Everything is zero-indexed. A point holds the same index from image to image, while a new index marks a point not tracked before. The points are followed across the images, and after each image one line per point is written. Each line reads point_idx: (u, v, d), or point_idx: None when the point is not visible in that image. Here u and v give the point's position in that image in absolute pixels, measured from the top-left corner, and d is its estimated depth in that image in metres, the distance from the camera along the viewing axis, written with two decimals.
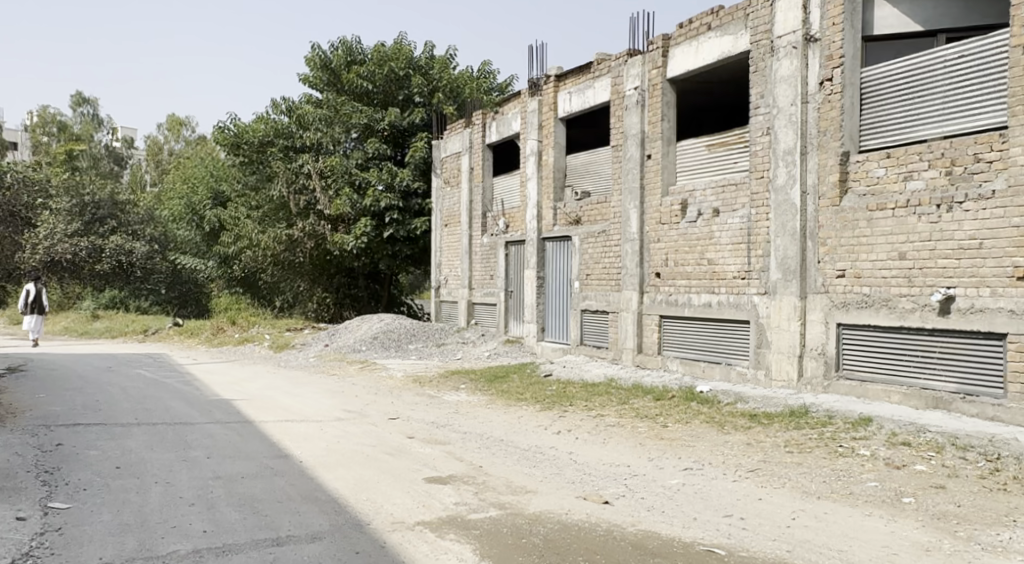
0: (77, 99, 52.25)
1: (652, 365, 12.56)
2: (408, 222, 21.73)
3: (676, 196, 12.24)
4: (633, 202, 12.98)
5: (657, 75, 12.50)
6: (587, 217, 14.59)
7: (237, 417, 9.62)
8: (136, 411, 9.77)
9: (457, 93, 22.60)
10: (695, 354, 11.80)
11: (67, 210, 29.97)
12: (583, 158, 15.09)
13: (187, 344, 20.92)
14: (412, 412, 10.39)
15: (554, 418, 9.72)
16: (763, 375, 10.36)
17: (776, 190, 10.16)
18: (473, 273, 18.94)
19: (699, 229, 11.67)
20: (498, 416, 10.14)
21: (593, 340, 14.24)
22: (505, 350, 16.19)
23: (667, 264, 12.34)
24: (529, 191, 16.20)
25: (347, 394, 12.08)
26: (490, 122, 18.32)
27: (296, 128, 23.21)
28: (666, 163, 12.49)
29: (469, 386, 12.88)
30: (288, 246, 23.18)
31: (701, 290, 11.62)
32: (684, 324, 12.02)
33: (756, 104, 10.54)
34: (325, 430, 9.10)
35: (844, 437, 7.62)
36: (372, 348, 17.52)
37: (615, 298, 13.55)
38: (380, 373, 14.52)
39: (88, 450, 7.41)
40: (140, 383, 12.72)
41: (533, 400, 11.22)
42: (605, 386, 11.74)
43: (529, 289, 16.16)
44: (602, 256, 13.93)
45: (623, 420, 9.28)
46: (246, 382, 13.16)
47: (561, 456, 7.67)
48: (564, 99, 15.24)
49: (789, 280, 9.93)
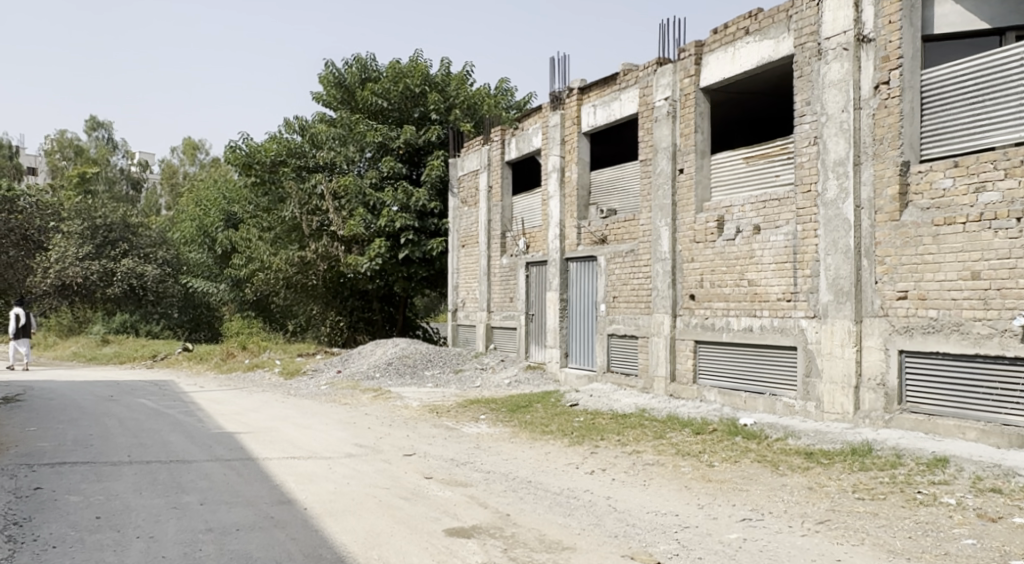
0: (92, 124, 52.25)
1: (687, 395, 11.66)
2: (424, 242, 20.95)
3: (711, 213, 11.44)
4: (664, 219, 12.18)
5: (689, 83, 11.75)
6: (613, 236, 13.80)
7: (240, 454, 8.82)
8: (131, 447, 8.99)
9: (474, 110, 21.98)
10: (734, 382, 10.91)
11: (79, 233, 29.41)
12: (609, 174, 14.32)
13: (195, 371, 20.22)
14: (429, 447, 9.55)
15: (586, 455, 8.85)
16: (813, 407, 9.47)
17: (826, 204, 9.33)
18: (491, 296, 18.15)
19: (739, 247, 10.85)
20: (524, 451, 9.27)
21: (621, 367, 13.38)
22: (526, 376, 15.33)
23: (703, 285, 11.50)
24: (551, 209, 15.45)
25: (359, 425, 11.27)
26: (510, 138, 17.62)
27: (309, 147, 22.63)
28: (700, 177, 11.69)
29: (489, 416, 12.03)
30: (300, 268, 22.52)
31: (741, 313, 10.77)
32: (722, 350, 11.16)
33: (801, 112, 9.75)
34: (335, 468, 8.28)
35: (920, 481, 6.71)
36: (386, 374, 16.72)
37: (645, 322, 12.69)
38: (394, 402, 13.69)
39: (68, 496, 6.63)
40: (138, 413, 11.95)
41: (560, 433, 10.35)
42: (637, 417, 10.86)
43: (551, 313, 15.35)
44: (631, 278, 13.10)
45: (662, 458, 8.40)
46: (253, 412, 12.38)
47: (598, 501, 6.80)
48: (588, 113, 14.51)
49: (841, 302, 9.07)
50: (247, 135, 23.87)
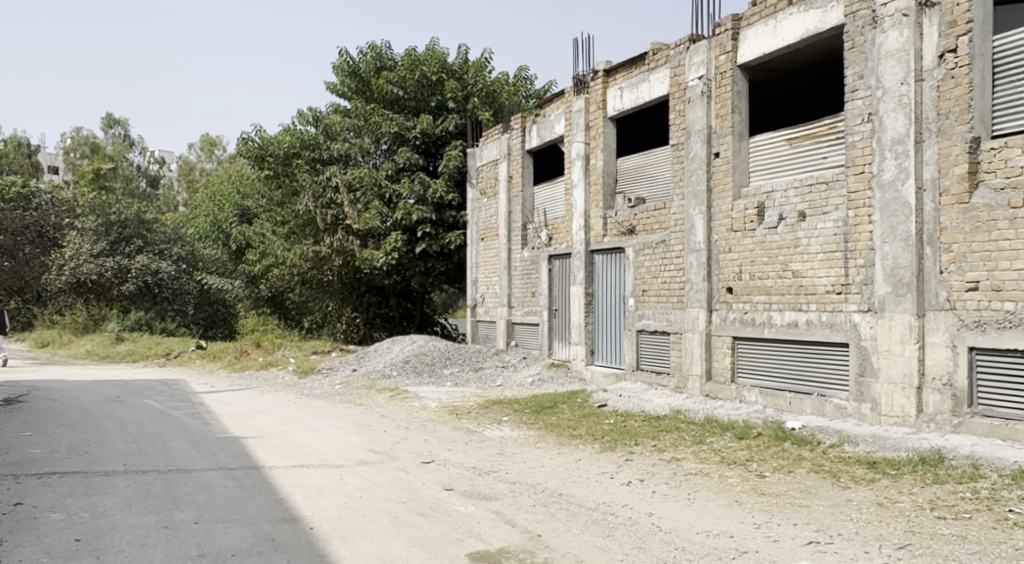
0: (107, 121, 52.15)
1: (725, 395, 10.86)
2: (442, 236, 20.26)
3: (750, 199, 10.63)
4: (698, 207, 11.38)
5: (726, 60, 10.93)
6: (642, 226, 12.99)
7: (245, 462, 8.15)
8: (129, 455, 8.32)
9: (494, 98, 21.21)
10: (778, 382, 10.09)
11: (93, 229, 29.28)
12: (636, 161, 13.52)
13: (208, 369, 19.72)
14: (448, 454, 8.83)
15: (620, 463, 8.09)
16: (869, 409, 8.65)
17: (882, 187, 8.50)
18: (512, 290, 17.39)
19: (782, 236, 10.03)
20: (551, 459, 8.52)
21: (652, 365, 12.60)
22: (550, 375, 14.59)
23: (741, 278, 10.70)
24: (575, 199, 14.68)
25: (374, 429, 10.57)
26: (531, 126, 16.85)
27: (323, 139, 22.00)
28: (737, 161, 10.89)
29: (512, 418, 11.28)
30: (315, 263, 21.91)
31: (784, 308, 9.96)
32: (763, 348, 10.36)
33: (853, 87, 8.90)
34: (347, 478, 7.58)
35: (1007, 497, 5.91)
36: (404, 372, 16.02)
37: (678, 317, 11.90)
38: (412, 402, 12.97)
39: (49, 513, 5.97)
40: (143, 416, 11.33)
41: (589, 437, 9.60)
42: (671, 420, 10.08)
43: (576, 308, 14.59)
44: (661, 271, 12.31)
45: (706, 467, 7.63)
46: (262, 414, 11.71)
47: (640, 519, 6.05)
48: (614, 96, 13.72)
49: (901, 294, 8.25)
50: (260, 127, 23.21)
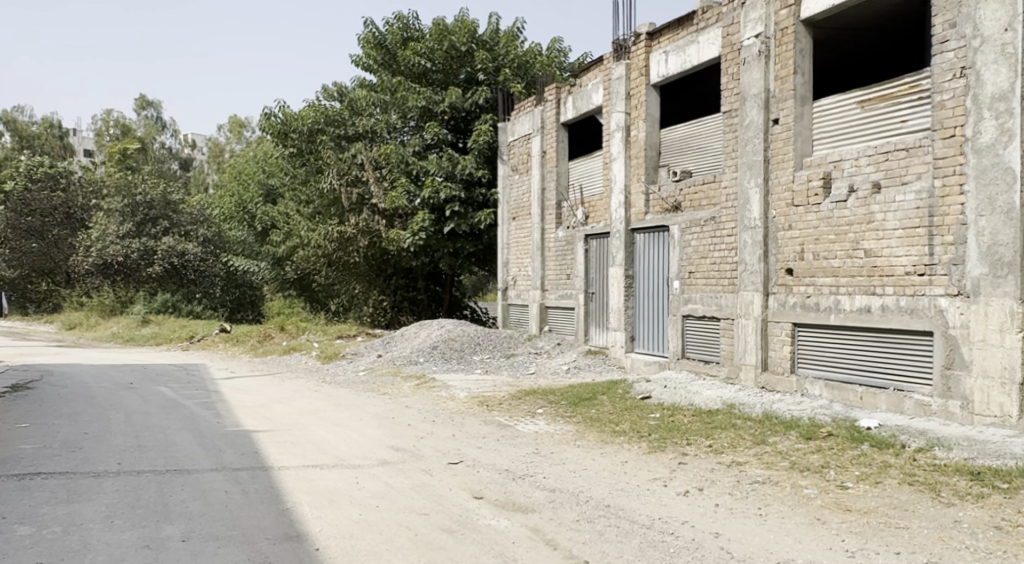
0: (141, 103, 52.14)
1: (784, 387, 9.82)
2: (471, 215, 19.25)
3: (814, 170, 9.53)
4: (754, 180, 10.29)
5: (788, 14, 9.81)
6: (688, 202, 11.93)
7: (254, 462, 7.32)
8: (125, 452, 7.51)
9: (526, 70, 20.21)
10: (846, 374, 9.04)
11: (119, 210, 28.81)
12: (682, 131, 12.44)
13: (230, 354, 18.99)
14: (477, 452, 7.95)
15: (672, 467, 7.12)
16: (958, 407, 7.61)
17: (978, 152, 7.45)
18: (546, 272, 16.40)
19: (852, 210, 8.95)
20: (594, 460, 7.58)
21: (699, 353, 11.58)
22: (587, 363, 13.63)
23: (803, 258, 9.62)
24: (614, 173, 13.63)
25: (397, 422, 9.70)
26: (566, 97, 15.81)
27: (349, 114, 21.14)
28: (799, 128, 9.78)
29: (547, 411, 10.35)
30: (340, 244, 21.06)
31: (854, 291, 8.89)
32: (827, 336, 9.31)
33: (942, 37, 7.76)
34: (366, 482, 6.73)
35: None
36: (432, 358, 15.15)
37: (729, 302, 10.86)
38: (440, 392, 12.08)
39: (16, 527, 5.16)
40: (151, 406, 10.55)
41: (634, 435, 8.63)
42: (725, 416, 9.08)
43: (615, 292, 13.55)
44: (710, 250, 11.26)
45: (773, 474, 6.62)
46: (280, 404, 10.91)
47: (705, 542, 5.10)
48: (658, 61, 12.62)
49: (1000, 276, 7.26)
50: (283, 102, 22.23)
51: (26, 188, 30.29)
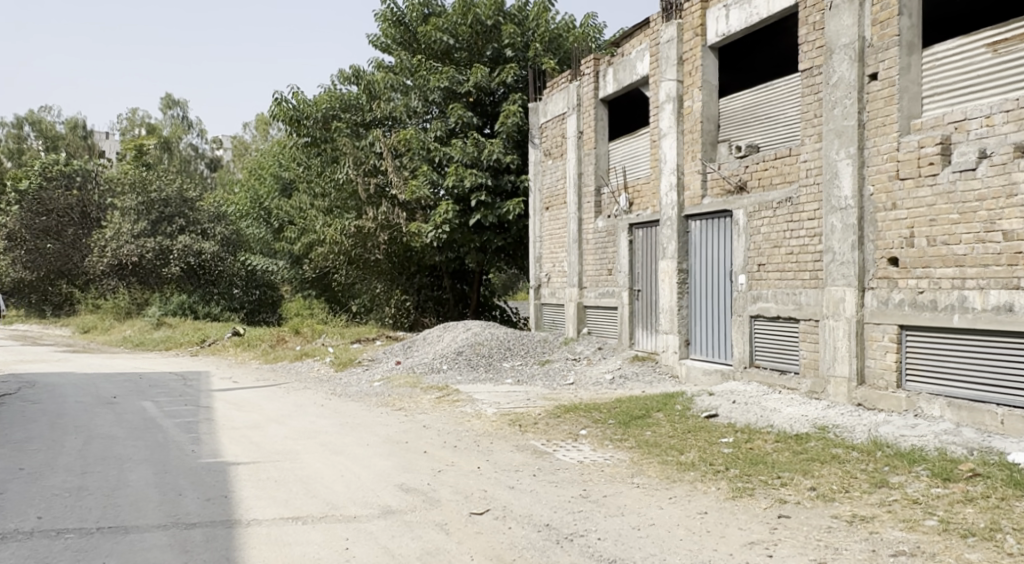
0: (167, 102, 51.01)
1: (887, 406, 7.88)
2: (499, 205, 17.51)
3: (927, 133, 7.62)
4: (845, 150, 8.37)
5: None
6: (756, 181, 10.02)
7: (220, 512, 5.63)
8: (51, 499, 5.83)
9: (559, 45, 18.43)
10: (976, 391, 7.17)
11: (134, 208, 27.22)
12: (746, 99, 10.55)
13: (239, 360, 17.37)
14: (508, 496, 6.16)
15: (771, 524, 5.25)
16: None
17: None
18: (584, 267, 14.56)
19: (984, 181, 7.08)
20: (662, 509, 5.73)
21: (772, 361, 9.65)
22: (634, 372, 11.80)
23: (914, 245, 7.69)
24: (664, 151, 11.75)
25: (409, 448, 7.97)
26: (606, 69, 13.99)
27: (367, 99, 19.48)
28: (906, 83, 7.85)
29: (592, 434, 8.53)
30: (359, 239, 19.41)
31: (988, 285, 7.00)
32: (946, 343, 7.41)
33: None
34: (367, 543, 5.04)
35: None
36: (457, 366, 13.33)
37: (812, 299, 8.94)
38: (464, 408, 10.31)
39: None
40: (122, 427, 8.87)
41: (706, 470, 6.75)
42: (820, 444, 7.19)
43: (666, 289, 11.66)
44: (786, 237, 9.34)
45: (923, 540, 4.76)
46: (274, 424, 9.20)
47: None
48: (716, 18, 10.72)
49: None
50: (296, 89, 20.54)
51: (40, 187, 29.05)
